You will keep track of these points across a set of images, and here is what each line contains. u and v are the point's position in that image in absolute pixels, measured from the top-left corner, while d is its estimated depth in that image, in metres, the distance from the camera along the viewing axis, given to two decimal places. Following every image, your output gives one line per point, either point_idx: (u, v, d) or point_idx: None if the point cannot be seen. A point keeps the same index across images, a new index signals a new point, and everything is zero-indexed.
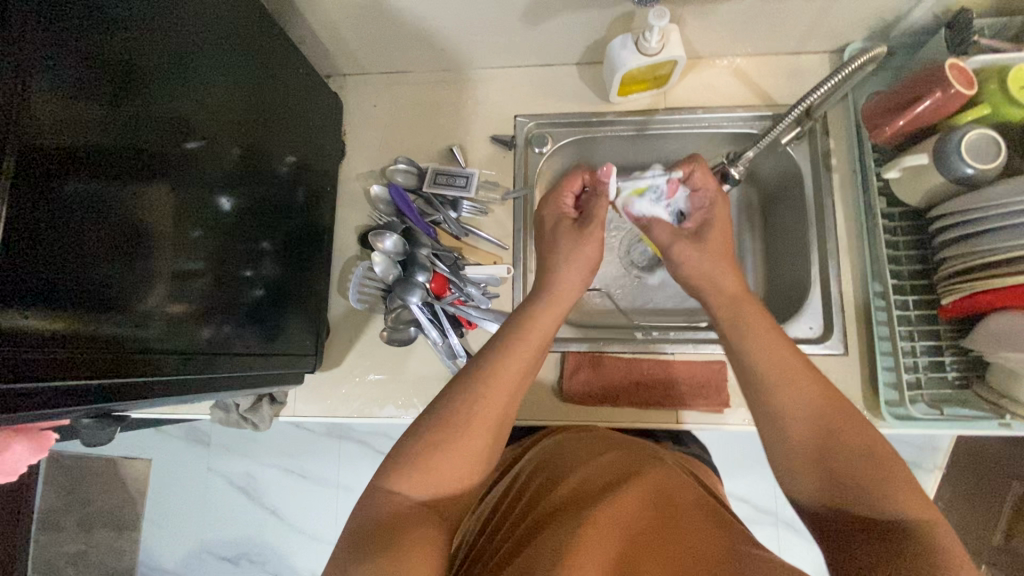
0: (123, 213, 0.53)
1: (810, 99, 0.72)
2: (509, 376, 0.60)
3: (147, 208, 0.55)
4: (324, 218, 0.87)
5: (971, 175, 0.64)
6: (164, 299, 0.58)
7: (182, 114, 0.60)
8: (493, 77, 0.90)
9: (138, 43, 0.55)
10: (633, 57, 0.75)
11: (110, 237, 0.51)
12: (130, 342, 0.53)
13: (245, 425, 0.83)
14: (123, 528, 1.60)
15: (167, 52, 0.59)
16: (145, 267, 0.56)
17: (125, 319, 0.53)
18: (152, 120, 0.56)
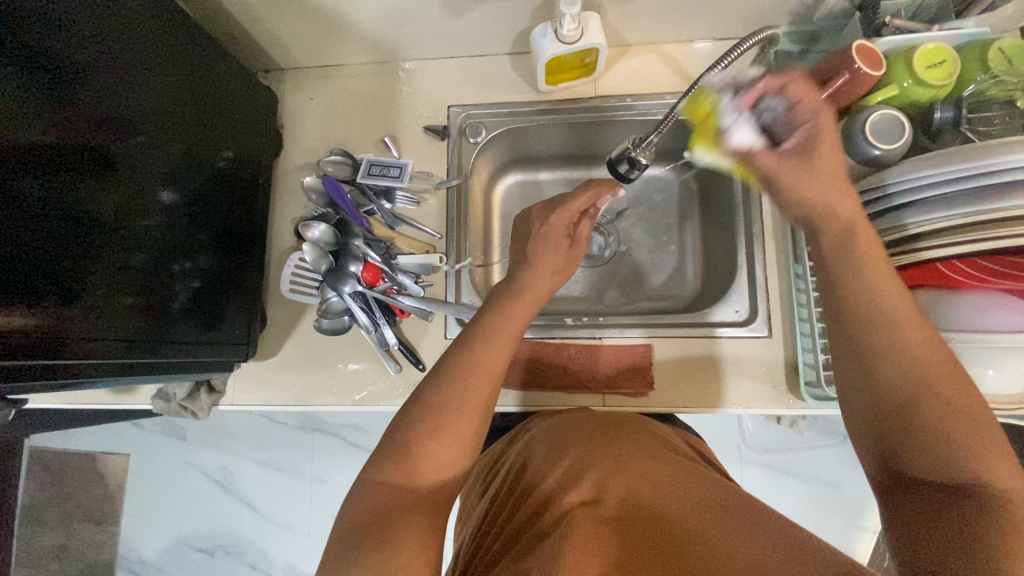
0: (57, 207, 0.55)
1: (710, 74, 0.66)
2: (481, 375, 0.58)
3: (83, 202, 0.58)
4: (261, 211, 0.88)
5: (878, 157, 0.65)
6: (103, 289, 0.60)
7: (119, 111, 0.63)
8: (427, 69, 0.91)
9: (73, 42, 0.58)
10: (552, 45, 0.76)
11: (44, 230, 0.54)
12: (64, 327, 0.56)
13: (186, 413, 0.85)
14: (103, 522, 1.63)
15: (101, 52, 0.61)
16: (83, 258, 0.58)
17: (61, 304, 0.56)
18: (86, 118, 0.59)
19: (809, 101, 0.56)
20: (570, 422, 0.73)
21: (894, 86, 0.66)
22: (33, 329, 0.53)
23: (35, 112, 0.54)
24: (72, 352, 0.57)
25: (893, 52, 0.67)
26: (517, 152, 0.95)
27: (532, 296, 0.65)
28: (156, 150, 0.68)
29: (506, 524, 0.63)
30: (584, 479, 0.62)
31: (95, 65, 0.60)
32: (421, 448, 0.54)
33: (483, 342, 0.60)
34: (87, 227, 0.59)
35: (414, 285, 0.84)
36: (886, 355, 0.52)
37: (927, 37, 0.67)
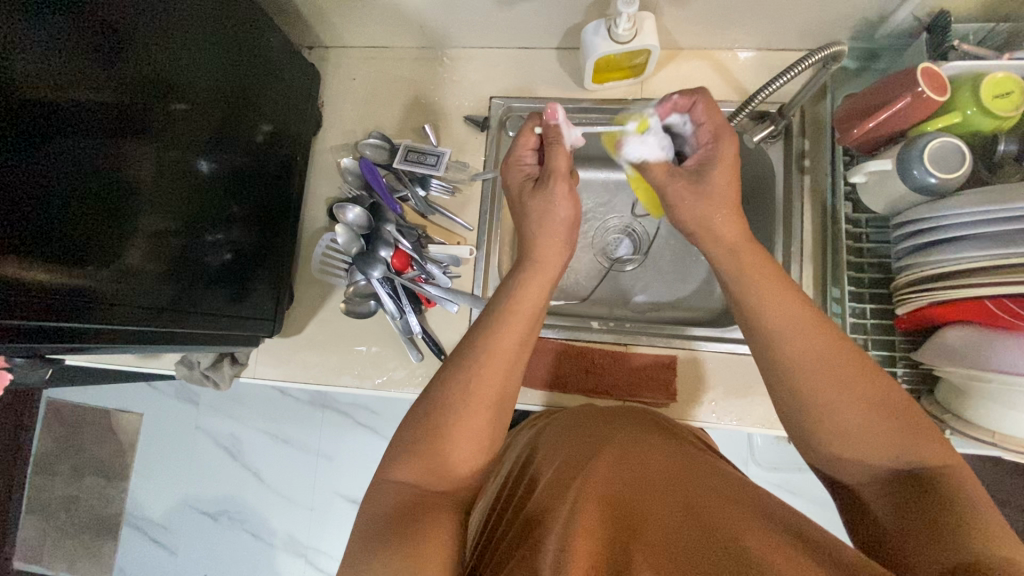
0: (100, 167, 0.56)
1: (769, 90, 0.68)
2: (493, 364, 0.57)
3: (125, 165, 0.59)
4: (295, 188, 0.88)
5: (933, 185, 0.63)
6: (139, 252, 0.61)
7: (165, 77, 0.63)
8: (473, 57, 0.89)
9: (127, 8, 0.58)
10: (604, 44, 0.74)
11: (88, 190, 0.55)
12: (103, 289, 0.57)
13: (206, 382, 0.86)
14: (113, 477, 1.66)
15: (152, 17, 0.61)
16: (121, 221, 0.59)
17: (100, 267, 0.57)
18: (134, 82, 0.59)
19: (710, 121, 0.62)
20: (574, 420, 0.73)
21: (957, 113, 0.64)
22: (70, 287, 0.54)
23: (87, 72, 0.55)
24: (110, 315, 0.58)
25: (960, 77, 0.65)
26: None
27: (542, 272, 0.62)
28: (201, 121, 0.68)
29: (508, 522, 0.62)
30: (583, 466, 0.61)
31: (148, 32, 0.61)
32: (436, 440, 0.55)
33: (492, 328, 0.59)
34: (127, 190, 0.59)
35: (443, 275, 0.84)
36: (822, 386, 0.51)
37: (1000, 63, 0.64)
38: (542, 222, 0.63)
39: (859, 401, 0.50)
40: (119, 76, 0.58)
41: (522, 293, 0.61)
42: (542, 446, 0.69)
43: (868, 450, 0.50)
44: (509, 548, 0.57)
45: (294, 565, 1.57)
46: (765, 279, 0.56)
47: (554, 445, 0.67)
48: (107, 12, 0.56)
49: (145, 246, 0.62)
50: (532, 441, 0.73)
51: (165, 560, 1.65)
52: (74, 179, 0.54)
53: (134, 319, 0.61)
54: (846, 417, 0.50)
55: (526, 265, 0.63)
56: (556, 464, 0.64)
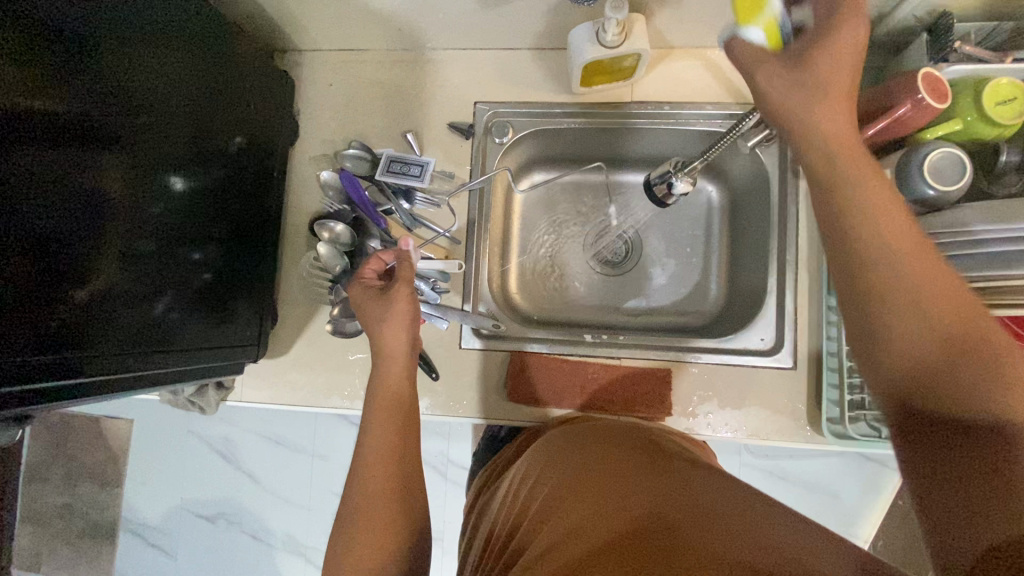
0: (58, 202, 0.53)
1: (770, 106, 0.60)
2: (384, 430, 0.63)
3: (86, 197, 0.55)
4: (272, 202, 0.84)
5: (931, 197, 0.61)
6: (109, 288, 0.58)
7: (125, 98, 0.59)
8: (455, 59, 0.85)
9: (75, 27, 0.54)
10: (592, 49, 0.71)
11: (47, 227, 0.52)
12: (68, 330, 0.54)
13: (192, 407, 0.84)
14: (108, 484, 1.64)
15: (105, 33, 0.57)
16: (86, 257, 0.56)
17: (63, 306, 0.54)
18: (91, 106, 0.55)
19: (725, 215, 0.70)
20: (554, 449, 0.69)
21: (957, 121, 0.62)
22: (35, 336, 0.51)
23: (37, 100, 0.50)
24: (76, 359, 0.55)
25: (961, 82, 0.63)
26: (544, 153, 0.91)
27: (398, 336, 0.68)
28: (163, 139, 0.64)
29: (494, 568, 0.59)
30: (562, 507, 0.58)
31: (98, 49, 0.56)
32: (381, 496, 0.59)
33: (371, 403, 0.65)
34: (86, 220, 0.55)
35: (431, 292, 0.82)
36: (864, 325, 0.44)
37: (1002, 67, 0.62)
38: (387, 321, 0.67)
39: (927, 281, 0.42)
40: (73, 101, 0.54)
41: (388, 378, 0.66)
42: (533, 470, 0.68)
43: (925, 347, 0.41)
44: None
45: (294, 564, 1.58)
46: (863, 226, 0.44)
47: (547, 467, 0.66)
48: (48, 24, 0.52)
49: (116, 280, 0.59)
50: (524, 464, 0.71)
51: (166, 563, 1.64)
52: (23, 218, 0.50)
53: (103, 360, 0.58)
54: (919, 293, 0.42)
55: (383, 358, 0.67)
56: (537, 505, 0.61)
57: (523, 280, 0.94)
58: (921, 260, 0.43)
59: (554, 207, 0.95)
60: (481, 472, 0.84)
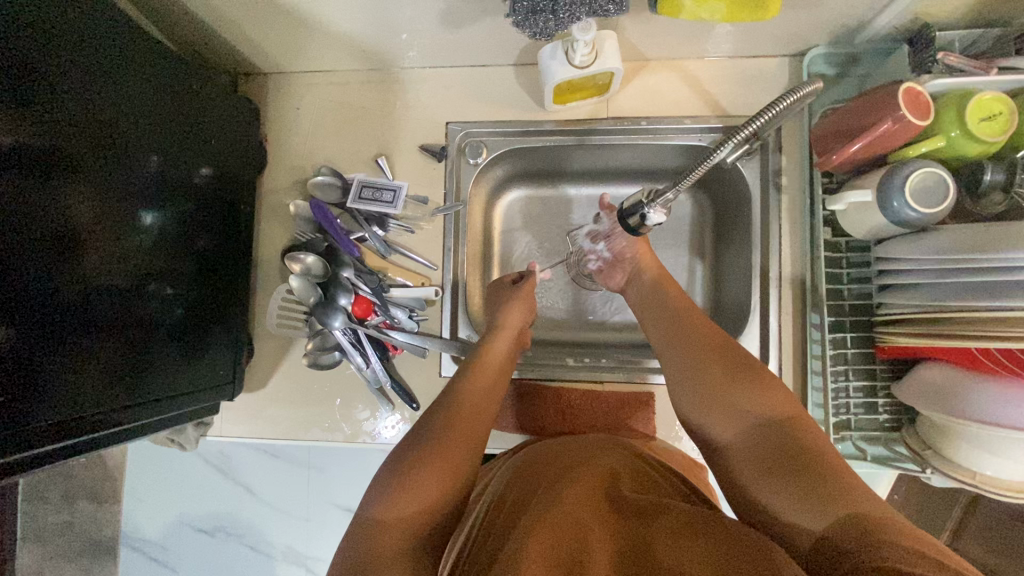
0: (15, 260, 0.51)
1: (755, 125, 0.55)
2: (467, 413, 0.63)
3: (44, 250, 0.53)
4: (244, 233, 0.82)
5: (913, 220, 0.59)
6: (79, 338, 0.57)
7: (81, 141, 0.56)
8: (425, 78, 0.83)
9: (27, 77, 0.51)
10: (562, 69, 0.68)
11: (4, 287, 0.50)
12: (22, 375, 0.52)
13: (173, 444, 0.83)
14: (105, 501, 1.47)
15: (58, 79, 0.54)
16: (52, 311, 0.54)
17: (19, 356, 0.51)
18: (46, 156, 0.53)
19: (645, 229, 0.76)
20: (545, 456, 0.64)
21: (940, 137, 0.59)
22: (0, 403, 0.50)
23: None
24: (27, 410, 0.52)
25: (946, 95, 0.60)
26: (522, 169, 0.89)
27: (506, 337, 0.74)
28: (125, 173, 0.62)
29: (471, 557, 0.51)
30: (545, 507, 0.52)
31: (51, 97, 0.53)
32: (443, 449, 0.57)
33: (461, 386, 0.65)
34: (43, 264, 0.53)
35: (409, 320, 0.81)
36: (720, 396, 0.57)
37: (989, 80, 0.59)
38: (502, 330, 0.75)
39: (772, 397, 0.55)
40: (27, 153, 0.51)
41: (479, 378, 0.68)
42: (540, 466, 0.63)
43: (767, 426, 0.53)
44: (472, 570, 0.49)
45: None
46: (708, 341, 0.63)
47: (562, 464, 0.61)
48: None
49: (87, 328, 0.58)
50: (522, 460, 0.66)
51: None
52: None
53: (54, 405, 0.55)
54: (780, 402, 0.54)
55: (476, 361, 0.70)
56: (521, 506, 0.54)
57: None
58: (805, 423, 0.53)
59: (535, 221, 0.92)
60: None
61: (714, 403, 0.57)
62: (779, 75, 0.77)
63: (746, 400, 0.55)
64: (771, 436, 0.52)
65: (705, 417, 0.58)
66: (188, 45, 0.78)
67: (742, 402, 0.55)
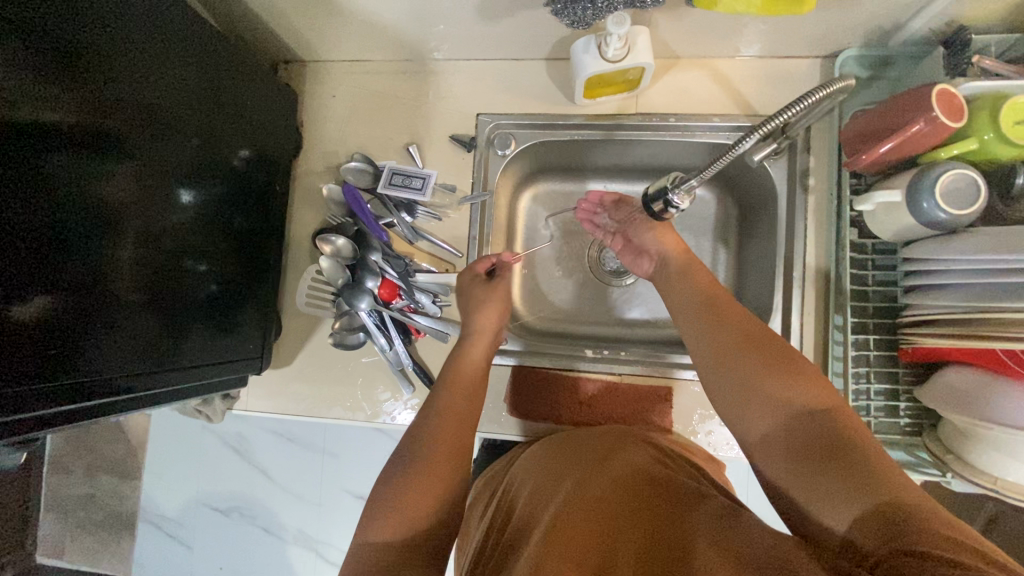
0: (76, 221, 0.55)
1: (781, 118, 0.55)
2: (446, 443, 0.61)
3: (100, 214, 0.57)
4: (277, 214, 0.85)
5: (943, 221, 0.59)
6: (126, 296, 0.61)
7: (137, 114, 0.60)
8: (458, 70, 0.85)
9: (95, 54, 0.55)
10: (595, 63, 0.69)
11: (66, 246, 0.54)
12: (75, 330, 0.55)
13: (199, 415, 0.86)
14: (127, 475, 1.49)
15: (120, 55, 0.58)
16: (104, 269, 0.58)
17: (67, 315, 0.54)
18: (105, 126, 0.57)
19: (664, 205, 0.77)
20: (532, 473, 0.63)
21: (973, 140, 0.59)
22: (57, 352, 0.54)
23: (57, 123, 0.52)
24: (79, 364, 0.56)
25: (979, 98, 0.59)
26: (549, 162, 0.90)
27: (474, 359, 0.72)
28: (168, 147, 0.65)
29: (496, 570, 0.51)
30: (550, 518, 0.51)
31: (113, 72, 0.57)
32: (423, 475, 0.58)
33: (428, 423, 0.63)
34: (89, 233, 0.56)
35: (432, 305, 0.82)
36: (735, 359, 0.55)
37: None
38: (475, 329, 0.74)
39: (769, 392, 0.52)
40: (89, 121, 0.55)
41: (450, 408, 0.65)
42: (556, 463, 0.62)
43: (775, 415, 0.50)
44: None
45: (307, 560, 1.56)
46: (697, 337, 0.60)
47: (577, 466, 0.60)
48: (69, 37, 0.53)
49: (133, 287, 0.61)
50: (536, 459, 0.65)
51: None
52: (44, 239, 0.52)
53: (103, 361, 0.59)
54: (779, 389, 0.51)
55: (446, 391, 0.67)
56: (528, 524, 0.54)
57: (526, 289, 0.93)
58: (811, 390, 0.50)
59: (560, 215, 0.94)
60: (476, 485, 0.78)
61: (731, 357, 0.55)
62: (811, 76, 0.77)
63: (784, 384, 0.51)
64: (807, 423, 0.48)
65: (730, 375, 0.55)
66: (233, 30, 0.81)
67: (779, 388, 0.51)
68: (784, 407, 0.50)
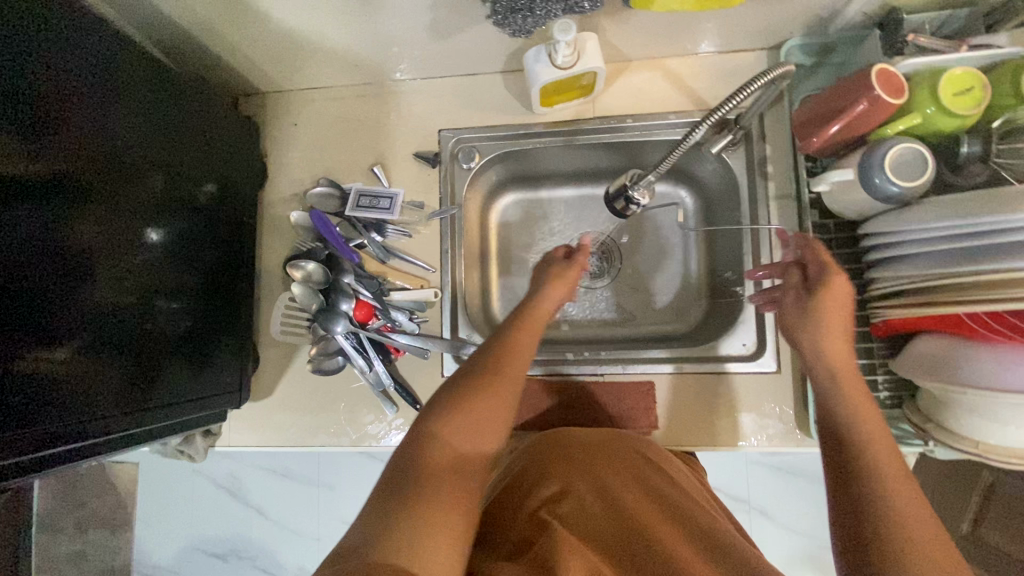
0: (42, 268, 0.54)
1: (721, 111, 0.58)
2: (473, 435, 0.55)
3: (67, 258, 0.56)
4: (246, 247, 0.85)
5: (896, 194, 0.61)
6: (96, 341, 0.59)
7: (99, 157, 0.60)
8: (417, 89, 0.86)
9: (56, 99, 0.55)
10: (546, 71, 0.71)
11: (33, 291, 0.53)
12: (45, 379, 0.54)
13: (181, 455, 0.84)
14: (118, 529, 1.44)
15: (83, 100, 0.58)
16: (73, 314, 0.57)
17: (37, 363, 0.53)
18: (69, 171, 0.56)
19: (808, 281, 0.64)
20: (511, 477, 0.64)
21: (917, 114, 0.61)
22: (27, 402, 0.52)
23: (20, 169, 0.52)
24: (49, 413, 0.54)
25: (918, 75, 0.62)
26: (516, 171, 0.91)
27: (515, 353, 0.63)
28: (132, 188, 0.64)
29: (514, 523, 0.57)
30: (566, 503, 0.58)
31: (75, 116, 0.57)
32: (478, 421, 0.56)
33: (453, 425, 0.55)
34: (56, 279, 0.55)
35: (410, 322, 0.82)
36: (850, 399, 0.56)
37: (960, 57, 0.61)
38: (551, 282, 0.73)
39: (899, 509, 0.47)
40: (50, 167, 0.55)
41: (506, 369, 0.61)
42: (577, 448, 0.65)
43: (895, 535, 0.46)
44: (531, 531, 0.55)
45: None
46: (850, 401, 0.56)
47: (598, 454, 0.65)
48: (27, 85, 0.53)
49: (102, 332, 0.60)
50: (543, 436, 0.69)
51: None
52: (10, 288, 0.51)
53: (74, 410, 0.57)
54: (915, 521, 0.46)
55: (498, 352, 0.63)
56: (528, 517, 0.57)
57: (505, 300, 0.93)
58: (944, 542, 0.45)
59: (530, 222, 0.94)
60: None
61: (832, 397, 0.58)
62: (759, 67, 0.79)
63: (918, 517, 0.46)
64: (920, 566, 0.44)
65: (833, 419, 0.56)
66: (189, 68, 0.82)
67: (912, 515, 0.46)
68: (910, 539, 0.45)
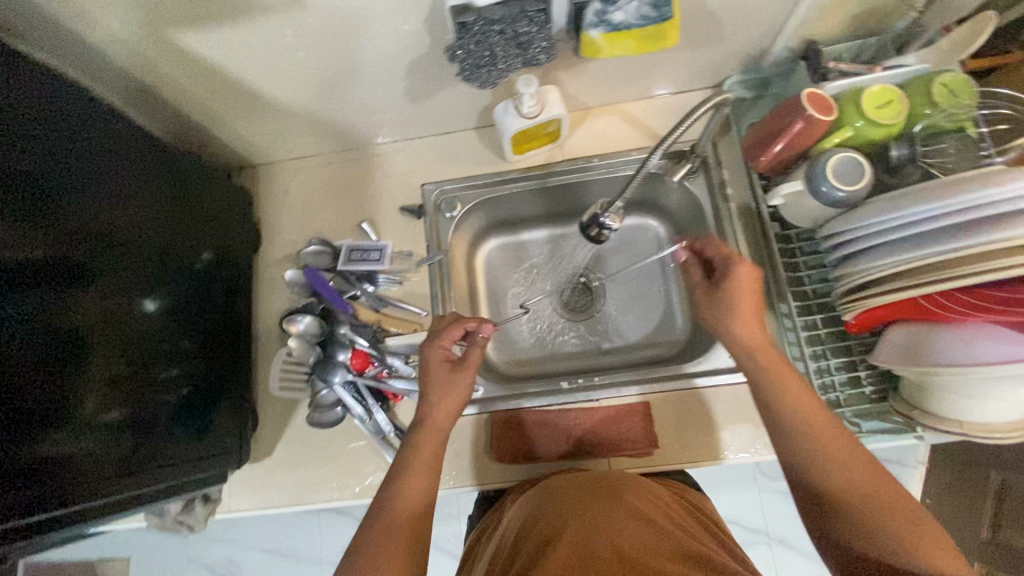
0: (58, 334, 0.55)
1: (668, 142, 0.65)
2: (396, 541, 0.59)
3: (77, 324, 0.57)
4: (242, 311, 0.88)
5: (842, 199, 0.66)
6: (99, 408, 0.59)
7: (109, 228, 0.63)
8: (398, 150, 0.93)
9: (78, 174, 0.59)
10: (515, 121, 0.78)
11: (48, 357, 0.53)
12: (52, 446, 0.53)
13: (180, 527, 0.82)
14: None
15: (98, 176, 0.62)
16: (79, 380, 0.57)
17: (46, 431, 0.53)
18: (83, 241, 0.59)
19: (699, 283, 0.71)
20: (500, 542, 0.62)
21: (847, 127, 0.68)
22: (36, 471, 0.51)
23: (45, 240, 0.54)
24: (55, 484, 0.53)
25: (842, 95, 0.70)
26: (496, 217, 0.97)
27: (410, 507, 0.62)
28: (136, 257, 0.67)
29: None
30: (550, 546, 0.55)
31: (93, 191, 0.61)
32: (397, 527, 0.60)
33: (376, 548, 0.58)
34: (69, 345, 0.56)
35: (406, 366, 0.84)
36: (816, 463, 0.58)
37: (875, 77, 0.70)
38: (438, 392, 0.69)
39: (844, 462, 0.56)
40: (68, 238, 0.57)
41: (414, 482, 0.64)
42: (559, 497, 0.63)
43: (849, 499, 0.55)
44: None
45: None
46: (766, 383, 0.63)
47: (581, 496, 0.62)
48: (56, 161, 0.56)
49: (105, 399, 0.60)
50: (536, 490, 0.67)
51: None
52: (31, 354, 0.52)
53: (76, 480, 0.56)
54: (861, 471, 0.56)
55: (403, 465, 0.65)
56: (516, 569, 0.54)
57: (496, 340, 0.96)
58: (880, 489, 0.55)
59: (514, 264, 0.99)
60: (472, 532, 0.76)
61: (815, 460, 0.58)
62: None
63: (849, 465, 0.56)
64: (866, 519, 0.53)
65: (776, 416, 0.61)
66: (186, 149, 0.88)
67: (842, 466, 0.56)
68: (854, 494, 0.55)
